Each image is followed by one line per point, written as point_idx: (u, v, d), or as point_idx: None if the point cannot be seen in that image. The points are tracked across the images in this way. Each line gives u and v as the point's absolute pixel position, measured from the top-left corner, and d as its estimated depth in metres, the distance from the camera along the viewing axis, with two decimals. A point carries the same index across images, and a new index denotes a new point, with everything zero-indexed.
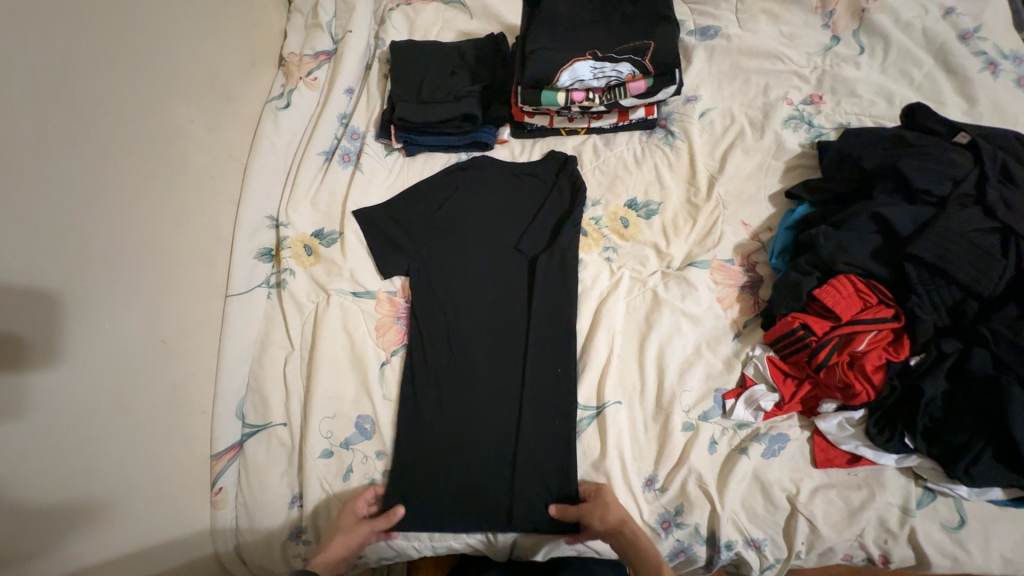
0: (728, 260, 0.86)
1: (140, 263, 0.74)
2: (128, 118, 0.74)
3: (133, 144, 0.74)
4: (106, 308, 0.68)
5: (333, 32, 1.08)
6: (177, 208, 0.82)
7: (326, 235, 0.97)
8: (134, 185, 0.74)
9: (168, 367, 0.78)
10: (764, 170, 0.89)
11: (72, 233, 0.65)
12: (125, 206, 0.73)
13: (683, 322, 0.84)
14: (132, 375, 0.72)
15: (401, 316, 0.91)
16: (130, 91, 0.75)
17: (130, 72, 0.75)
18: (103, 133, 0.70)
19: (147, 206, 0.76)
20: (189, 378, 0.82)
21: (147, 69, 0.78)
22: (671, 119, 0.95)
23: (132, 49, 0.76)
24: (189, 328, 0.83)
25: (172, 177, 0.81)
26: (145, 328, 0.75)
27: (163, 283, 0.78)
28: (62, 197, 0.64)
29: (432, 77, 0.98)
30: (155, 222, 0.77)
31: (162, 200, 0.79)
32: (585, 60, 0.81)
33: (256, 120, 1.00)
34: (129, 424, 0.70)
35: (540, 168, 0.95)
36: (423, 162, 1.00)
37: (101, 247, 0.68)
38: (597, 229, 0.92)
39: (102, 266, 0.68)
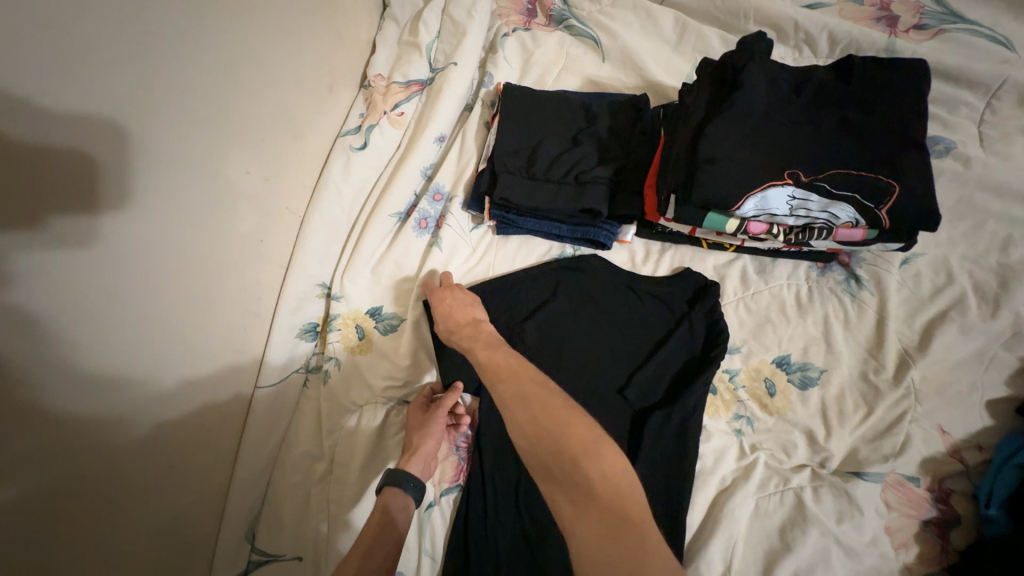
0: (911, 478, 0.63)
1: (168, 375, 0.55)
2: (184, 181, 0.53)
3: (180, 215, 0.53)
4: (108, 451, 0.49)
5: (432, 58, 0.88)
6: (221, 286, 0.62)
7: (384, 317, 0.79)
8: (180, 270, 0.54)
9: (179, 495, 0.60)
10: (986, 361, 0.64)
11: (86, 362, 0.45)
12: (163, 305, 0.52)
13: (836, 553, 0.62)
14: (135, 524, 0.54)
15: (461, 445, 0.74)
16: (192, 138, 0.53)
17: (199, 111, 0.53)
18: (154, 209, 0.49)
19: (191, 295, 0.57)
20: (198, 501, 0.64)
21: (214, 101, 0.56)
22: (857, 258, 0.71)
23: (203, 78, 0.53)
24: (210, 438, 0.64)
25: (222, 247, 0.61)
26: (158, 457, 0.56)
27: (191, 391, 0.59)
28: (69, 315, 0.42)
29: (549, 144, 0.76)
30: (193, 313, 0.57)
31: (206, 281, 0.59)
32: (784, 186, 0.57)
33: (324, 158, 0.80)
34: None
35: (667, 289, 0.73)
36: (517, 246, 0.80)
37: (123, 369, 0.49)
38: (730, 387, 0.70)
39: (122, 395, 0.49)
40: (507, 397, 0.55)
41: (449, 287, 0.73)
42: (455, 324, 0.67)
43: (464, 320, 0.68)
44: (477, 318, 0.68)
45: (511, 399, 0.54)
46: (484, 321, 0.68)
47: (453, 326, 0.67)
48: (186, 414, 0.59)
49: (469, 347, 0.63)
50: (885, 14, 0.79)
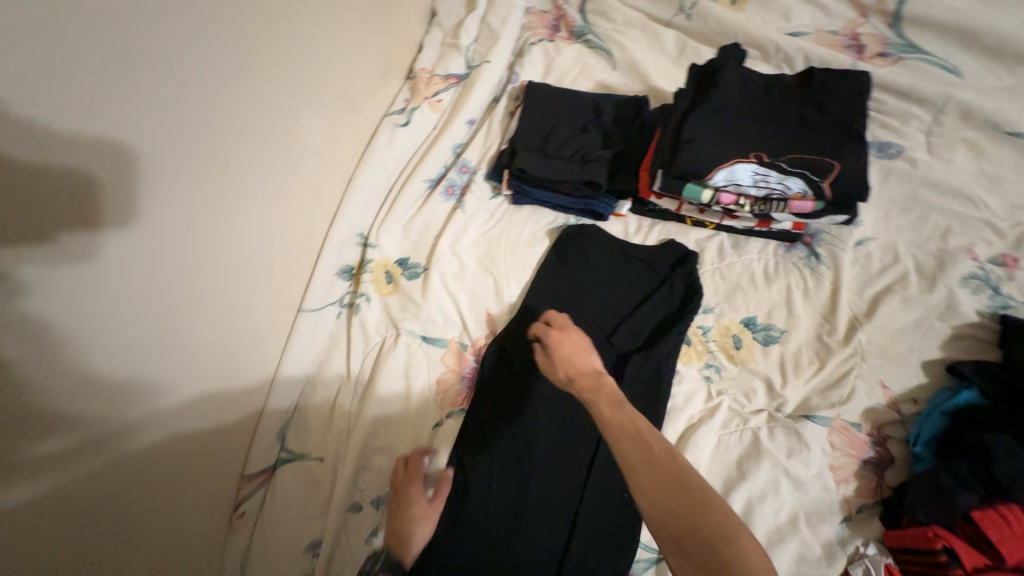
0: (854, 424, 0.73)
1: (231, 276, 0.69)
2: (265, 121, 0.69)
3: (252, 147, 0.67)
4: (188, 318, 0.62)
5: (469, 57, 1.04)
6: (192, 293, 0.62)
7: (409, 265, 0.92)
8: (246, 189, 0.68)
9: (209, 408, 0.69)
10: (923, 329, 0.75)
11: (184, 237, 0.59)
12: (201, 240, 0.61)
13: (783, 482, 0.71)
14: (181, 406, 0.64)
15: (466, 375, 0.84)
16: (266, 92, 0.69)
17: (273, 72, 0.70)
18: (230, 139, 0.63)
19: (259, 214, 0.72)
20: (212, 427, 0.70)
21: (285, 67, 0.72)
22: (819, 238, 0.82)
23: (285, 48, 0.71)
24: (190, 418, 0.66)
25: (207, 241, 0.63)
26: (206, 351, 0.67)
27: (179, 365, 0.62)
28: (184, 197, 0.57)
29: (561, 129, 0.91)
30: (175, 304, 0.59)
31: (177, 285, 0.59)
32: (748, 163, 0.70)
33: (371, 131, 0.96)
34: (171, 447, 0.64)
35: (654, 255, 0.86)
36: (528, 214, 0.93)
37: (203, 253, 0.62)
38: (703, 341, 0.81)
39: (198, 275, 0.62)
40: (627, 442, 0.53)
41: (565, 330, 0.76)
42: (579, 374, 0.66)
43: (587, 372, 0.67)
44: (599, 371, 0.67)
45: (635, 449, 0.52)
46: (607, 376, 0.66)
47: (578, 376, 0.66)
48: (225, 327, 0.69)
49: (594, 399, 0.61)
50: (854, 43, 0.93)
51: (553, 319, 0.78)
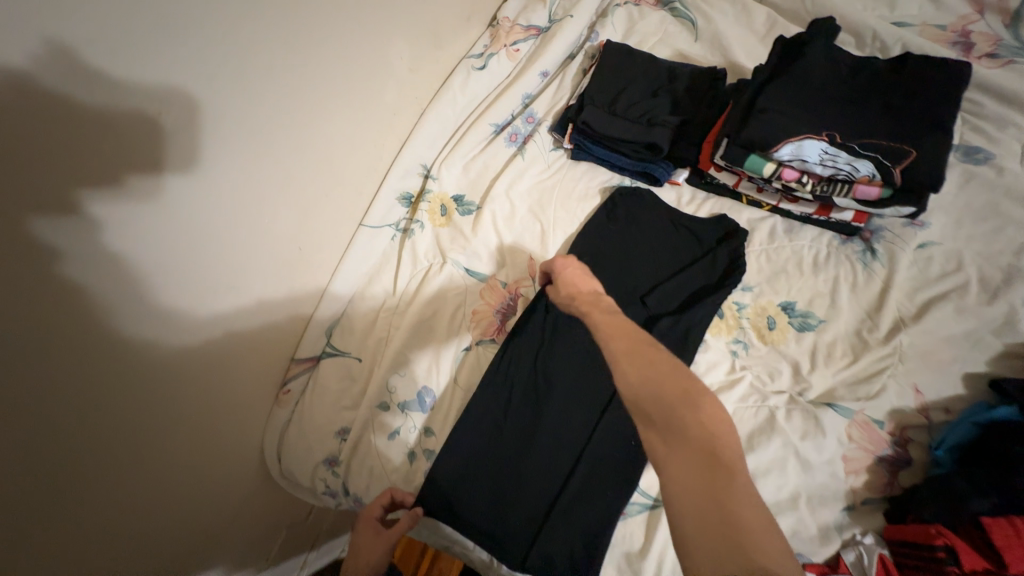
0: (877, 421, 0.72)
1: (310, 175, 0.76)
2: (357, 38, 0.75)
3: (341, 59, 0.74)
4: (266, 202, 0.70)
5: (552, 11, 1.06)
6: (241, 229, 0.67)
7: (464, 203, 0.97)
8: (331, 98, 0.74)
9: (268, 309, 0.77)
10: (973, 341, 0.72)
11: (272, 126, 0.66)
12: (288, 132, 0.69)
13: (791, 462, 0.72)
14: (251, 293, 0.73)
15: (500, 309, 0.89)
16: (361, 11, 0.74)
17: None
18: (323, 45, 0.70)
19: (341, 124, 0.79)
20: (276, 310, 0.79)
21: None
22: (878, 235, 0.80)
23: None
24: (236, 339, 0.73)
25: (263, 175, 0.68)
26: (270, 257, 0.75)
27: (223, 303, 0.68)
28: (277, 88, 0.65)
29: (632, 91, 0.92)
30: (224, 238, 0.65)
31: (230, 219, 0.65)
32: (818, 140, 0.69)
33: (449, 71, 1.00)
34: (246, 322, 0.74)
35: (702, 227, 0.86)
36: (584, 171, 0.95)
37: (285, 144, 0.69)
38: (736, 316, 0.82)
39: (272, 166, 0.69)
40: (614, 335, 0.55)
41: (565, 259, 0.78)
42: (578, 289, 0.70)
43: (586, 288, 0.70)
44: (598, 291, 0.69)
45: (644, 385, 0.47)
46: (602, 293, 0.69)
47: (574, 289, 0.70)
48: (292, 234, 0.77)
49: (586, 304, 0.64)
50: (963, 40, 0.87)
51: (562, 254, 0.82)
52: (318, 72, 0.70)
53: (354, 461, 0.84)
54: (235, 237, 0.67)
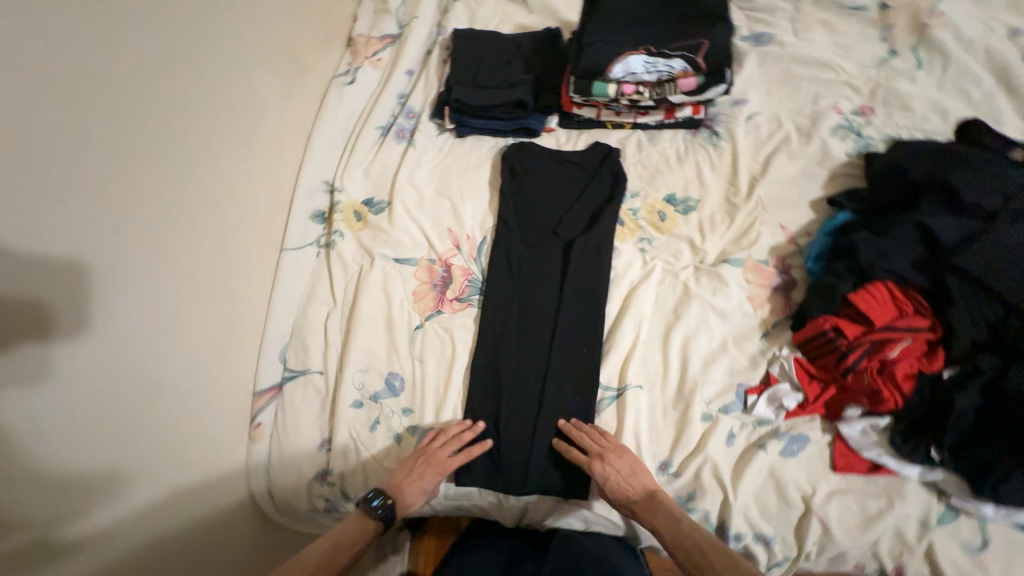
0: (763, 261, 0.87)
1: (213, 207, 0.83)
2: (219, 73, 0.85)
3: (206, 99, 0.82)
4: (176, 248, 0.76)
5: (400, 17, 1.17)
6: (166, 324, 0.74)
7: (375, 204, 1.03)
8: (208, 135, 0.82)
9: (213, 346, 0.82)
10: (808, 176, 0.89)
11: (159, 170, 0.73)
12: (183, 171, 0.77)
13: (711, 316, 0.84)
14: (192, 336, 0.78)
15: (437, 283, 0.95)
16: (211, 58, 0.83)
17: (212, 37, 0.84)
18: (185, 84, 0.78)
19: (227, 154, 0.86)
20: (215, 341, 0.83)
21: (225, 37, 0.86)
22: (717, 120, 0.97)
23: (230, 16, 0.88)
24: (195, 388, 0.78)
25: (171, 236, 0.75)
26: (201, 305, 0.80)
27: (167, 406, 0.73)
28: (150, 134, 0.71)
29: (488, 65, 1.05)
30: (142, 348, 0.70)
31: (150, 322, 0.71)
32: (639, 55, 0.86)
33: (322, 92, 1.08)
34: (192, 373, 0.78)
35: (584, 158, 0.99)
36: (472, 143, 1.05)
37: (178, 190, 0.76)
38: (634, 220, 0.94)
39: (171, 254, 0.75)
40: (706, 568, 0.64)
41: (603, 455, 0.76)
42: (634, 498, 0.73)
43: (640, 492, 0.74)
44: (635, 460, 0.76)
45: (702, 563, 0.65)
46: (659, 492, 0.74)
47: (631, 500, 0.74)
48: (215, 271, 0.83)
49: (659, 529, 0.70)
50: None
51: (585, 445, 0.78)
52: (185, 117, 0.78)
53: (346, 467, 0.85)
54: (161, 338, 0.73)
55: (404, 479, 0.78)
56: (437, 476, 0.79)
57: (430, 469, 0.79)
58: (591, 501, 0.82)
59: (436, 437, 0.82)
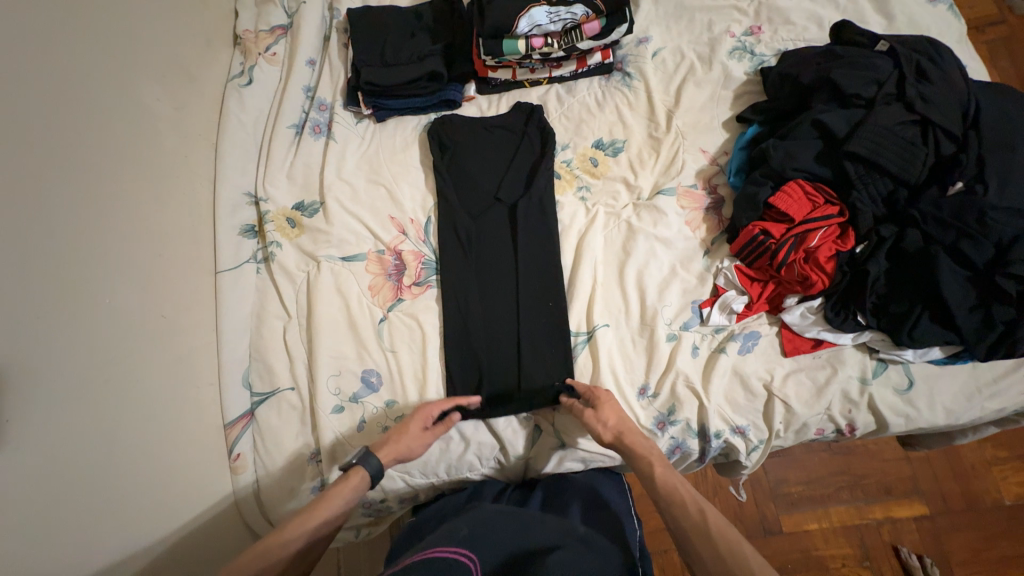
0: (692, 186, 0.93)
1: (123, 240, 0.75)
2: (95, 88, 0.75)
3: (88, 122, 0.73)
4: (95, 290, 0.69)
5: (286, 6, 1.09)
6: (106, 372, 0.68)
7: (307, 206, 0.98)
8: (99, 161, 0.73)
9: (166, 385, 0.77)
10: (716, 100, 0.96)
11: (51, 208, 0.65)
12: (82, 202, 0.69)
13: (657, 246, 0.90)
14: (139, 379, 0.73)
15: (392, 272, 0.94)
16: (85, 76, 0.74)
17: (78, 51, 0.74)
18: (60, 107, 0.69)
19: (128, 178, 0.78)
20: (165, 379, 0.77)
21: (95, 50, 0.77)
22: (626, 61, 1.00)
23: (96, 21, 0.78)
24: (158, 432, 0.74)
25: (87, 280, 0.68)
26: (141, 346, 0.74)
27: (130, 458, 0.69)
28: (32, 170, 0.63)
29: (392, 41, 1.01)
30: (82, 401, 0.64)
31: (84, 375, 0.65)
32: (541, 6, 0.87)
33: (218, 98, 1.00)
34: (148, 417, 0.72)
35: (509, 120, 0.99)
36: (394, 126, 1.02)
37: (79, 227, 0.68)
38: (569, 171, 0.97)
39: (88, 297, 0.68)
40: (681, 511, 0.66)
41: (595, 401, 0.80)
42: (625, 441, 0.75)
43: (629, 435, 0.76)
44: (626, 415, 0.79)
45: (689, 517, 0.65)
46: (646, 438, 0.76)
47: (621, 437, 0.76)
48: (145, 307, 0.76)
49: (642, 468, 0.72)
50: None
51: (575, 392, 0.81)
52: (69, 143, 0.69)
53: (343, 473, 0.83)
54: (101, 390, 0.67)
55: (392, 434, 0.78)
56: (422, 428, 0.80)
57: (415, 421, 0.80)
58: (583, 440, 0.85)
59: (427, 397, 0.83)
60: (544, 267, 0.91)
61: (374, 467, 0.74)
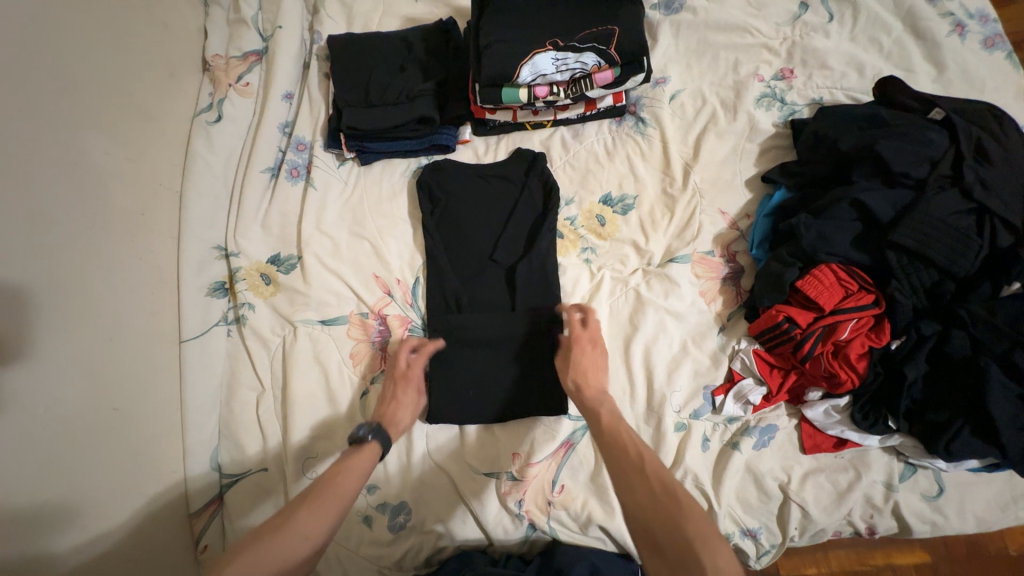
0: (709, 252, 0.83)
1: (73, 323, 0.66)
2: (31, 147, 0.65)
3: (29, 194, 0.64)
4: (42, 389, 0.61)
5: (261, 28, 0.98)
6: (45, 491, 0.60)
7: (283, 260, 0.89)
8: (43, 236, 0.65)
9: (123, 482, 0.69)
10: (739, 154, 0.86)
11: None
12: (15, 295, 0.59)
13: (668, 320, 0.81)
14: (93, 482, 0.65)
15: (375, 340, 0.85)
16: (27, 138, 0.65)
17: (17, 107, 0.64)
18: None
19: (69, 253, 0.68)
20: (126, 472, 0.70)
21: (33, 101, 0.66)
22: (640, 104, 0.90)
23: (35, 68, 0.68)
24: (105, 544, 0.66)
25: (25, 389, 0.59)
26: (97, 439, 0.67)
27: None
28: None
29: (379, 76, 0.91)
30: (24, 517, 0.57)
31: (30, 489, 0.58)
32: (546, 52, 0.78)
33: (184, 137, 0.90)
34: (101, 525, 0.66)
35: (507, 170, 0.89)
36: (381, 170, 0.92)
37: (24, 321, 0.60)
38: (573, 230, 0.87)
39: (35, 397, 0.60)
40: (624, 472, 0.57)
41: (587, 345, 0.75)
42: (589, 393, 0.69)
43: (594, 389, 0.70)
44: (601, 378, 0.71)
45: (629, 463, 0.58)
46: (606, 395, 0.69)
47: (584, 389, 0.69)
48: (97, 402, 0.68)
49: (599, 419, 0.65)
50: None
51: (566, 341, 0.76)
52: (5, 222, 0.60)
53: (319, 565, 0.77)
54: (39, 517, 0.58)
55: (390, 410, 0.74)
56: (416, 393, 0.78)
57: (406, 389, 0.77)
58: (582, 535, 0.76)
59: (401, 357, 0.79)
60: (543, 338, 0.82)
61: (387, 439, 0.70)
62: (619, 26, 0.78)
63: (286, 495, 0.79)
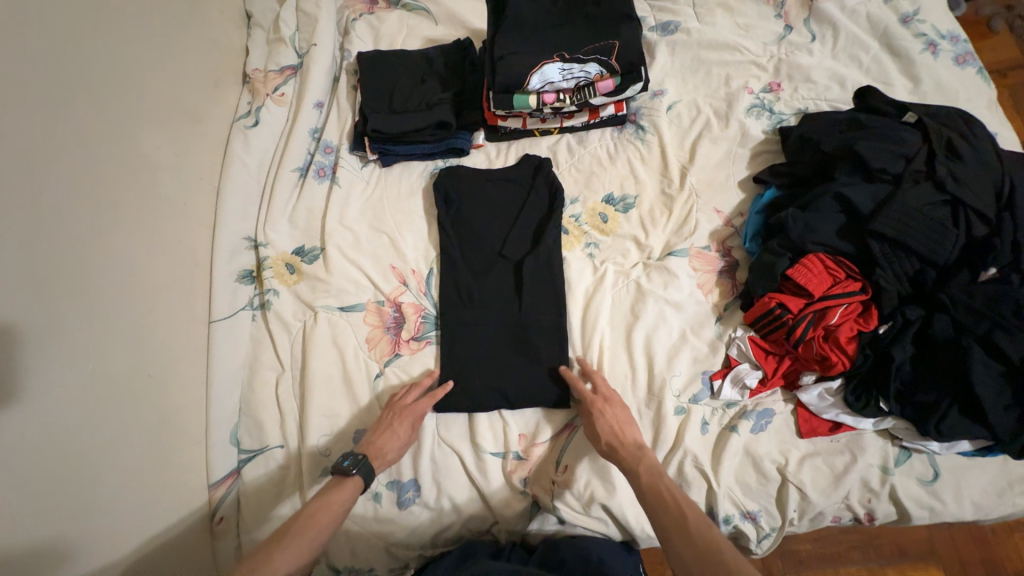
0: (705, 247, 0.89)
1: (120, 295, 0.73)
2: (97, 138, 0.74)
3: (93, 178, 0.72)
4: (92, 349, 0.67)
5: (297, 46, 1.09)
6: (89, 443, 0.65)
7: (307, 252, 0.96)
8: (101, 216, 0.72)
9: (152, 445, 0.74)
10: (732, 158, 0.93)
11: (52, 270, 0.64)
12: (71, 265, 0.66)
13: (667, 310, 0.86)
14: (127, 442, 0.70)
15: (390, 325, 0.90)
16: (94, 130, 0.73)
17: (88, 104, 0.73)
18: (69, 165, 0.68)
19: (121, 233, 0.75)
20: (156, 437, 0.75)
21: (101, 99, 0.75)
22: (640, 113, 0.98)
23: (106, 73, 0.77)
24: (130, 502, 0.69)
25: (75, 347, 0.65)
26: (133, 401, 0.72)
27: (102, 530, 0.65)
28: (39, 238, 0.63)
29: (402, 87, 1.00)
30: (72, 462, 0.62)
31: (78, 437, 0.63)
32: (554, 63, 0.87)
33: (224, 139, 0.99)
34: (131, 484, 0.70)
35: (517, 173, 0.97)
36: (400, 172, 1.00)
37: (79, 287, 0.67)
38: (578, 227, 0.94)
39: (88, 354, 0.66)
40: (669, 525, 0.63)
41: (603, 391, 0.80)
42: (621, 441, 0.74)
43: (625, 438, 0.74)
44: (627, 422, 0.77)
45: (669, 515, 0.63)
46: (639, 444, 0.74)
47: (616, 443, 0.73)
48: (135, 367, 0.73)
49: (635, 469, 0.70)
50: None
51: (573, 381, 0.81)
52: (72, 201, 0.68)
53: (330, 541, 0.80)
54: (79, 466, 0.63)
55: (381, 441, 0.76)
56: (411, 426, 0.79)
57: (403, 422, 0.78)
58: (585, 514, 0.79)
59: (409, 392, 0.82)
60: (549, 326, 0.87)
61: (369, 473, 0.72)
62: (619, 42, 0.87)
63: (301, 472, 0.82)
